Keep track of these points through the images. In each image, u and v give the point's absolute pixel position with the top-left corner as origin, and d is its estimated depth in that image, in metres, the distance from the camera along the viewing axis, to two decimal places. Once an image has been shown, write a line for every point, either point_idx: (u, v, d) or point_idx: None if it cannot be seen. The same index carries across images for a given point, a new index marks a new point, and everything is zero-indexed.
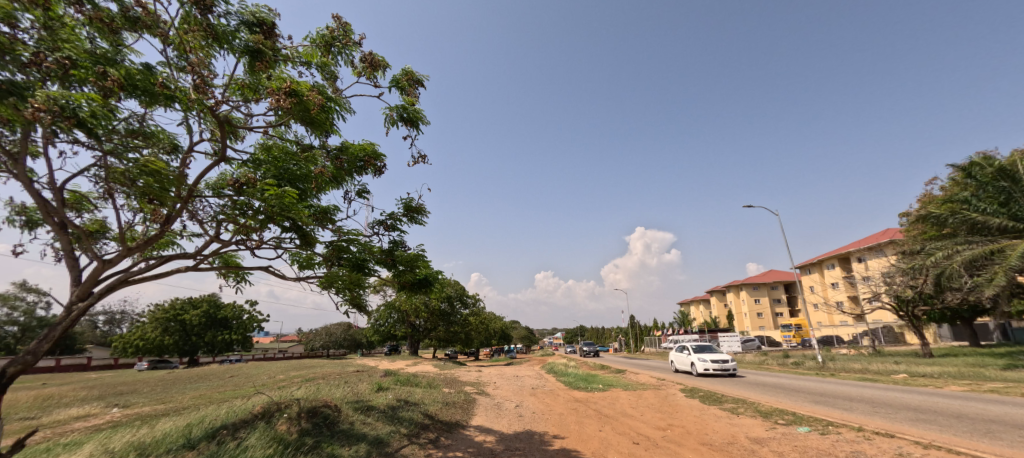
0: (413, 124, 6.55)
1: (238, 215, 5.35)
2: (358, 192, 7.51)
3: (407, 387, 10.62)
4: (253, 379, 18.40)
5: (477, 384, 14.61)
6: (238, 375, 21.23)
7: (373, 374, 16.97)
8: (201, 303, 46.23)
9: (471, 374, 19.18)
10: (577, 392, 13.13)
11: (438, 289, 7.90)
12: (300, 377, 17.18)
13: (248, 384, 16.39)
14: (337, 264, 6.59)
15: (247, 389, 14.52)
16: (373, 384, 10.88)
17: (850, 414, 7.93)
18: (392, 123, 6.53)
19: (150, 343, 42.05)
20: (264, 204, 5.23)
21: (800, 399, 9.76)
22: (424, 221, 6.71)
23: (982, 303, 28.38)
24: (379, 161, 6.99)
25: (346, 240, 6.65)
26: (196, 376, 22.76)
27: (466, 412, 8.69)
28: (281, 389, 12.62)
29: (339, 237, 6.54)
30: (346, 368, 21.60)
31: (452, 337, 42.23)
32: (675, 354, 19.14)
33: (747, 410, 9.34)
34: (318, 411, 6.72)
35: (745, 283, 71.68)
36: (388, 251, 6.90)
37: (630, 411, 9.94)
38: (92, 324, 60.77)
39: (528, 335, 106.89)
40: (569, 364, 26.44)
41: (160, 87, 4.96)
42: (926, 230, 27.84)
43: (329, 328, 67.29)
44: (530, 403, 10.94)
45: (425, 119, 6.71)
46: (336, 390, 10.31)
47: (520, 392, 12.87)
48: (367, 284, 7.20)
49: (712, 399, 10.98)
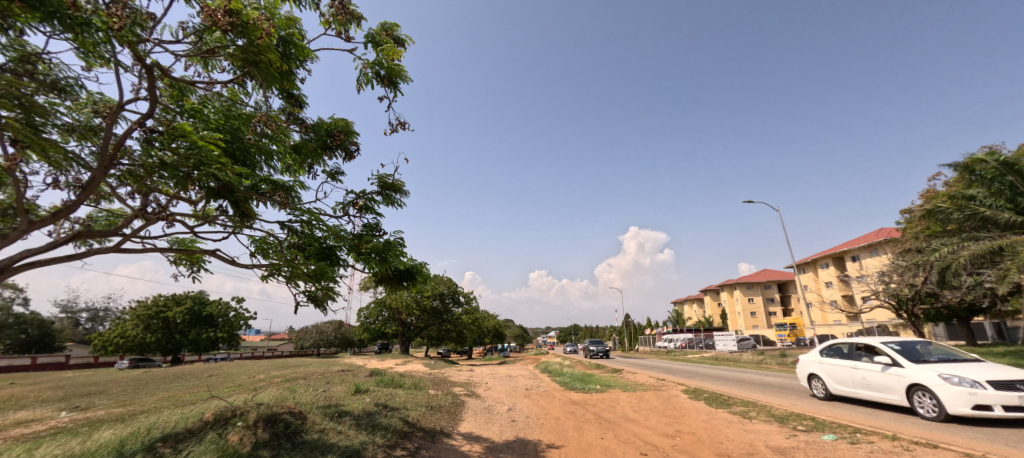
0: (392, 84, 5.65)
1: (154, 177, 4.28)
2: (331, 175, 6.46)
3: (389, 388, 9.68)
4: (231, 380, 17.33)
5: (467, 384, 13.76)
6: (218, 375, 20.16)
7: (358, 374, 16.00)
8: (185, 299, 44.87)
9: (462, 374, 18.31)
10: (573, 393, 12.33)
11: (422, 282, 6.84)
12: (281, 378, 16.19)
13: (224, 385, 15.36)
14: (299, 249, 5.68)
15: (221, 390, 13.53)
16: (351, 385, 9.92)
17: (877, 420, 7.21)
18: (367, 82, 5.62)
19: (131, 341, 40.72)
20: (182, 160, 4.14)
21: (815, 402, 9.07)
22: (402, 202, 5.62)
23: (980, 302, 28.05)
24: (351, 139, 5.89)
25: (304, 220, 5.58)
26: (173, 376, 21.67)
27: (453, 418, 7.84)
28: (254, 391, 11.66)
29: (294, 216, 5.45)
30: (331, 367, 20.65)
31: (444, 335, 41.30)
32: (820, 360, 9.38)
33: (760, 414, 8.63)
34: (277, 420, 5.69)
35: (740, 282, 71.46)
36: (360, 239, 5.85)
37: (632, 414, 9.18)
38: (73, 322, 59.01)
39: (521, 334, 106.31)
40: (564, 364, 25.65)
41: (78, 15, 3.98)
42: (927, 228, 27.41)
43: (319, 326, 66.07)
44: (523, 406, 10.13)
45: (406, 80, 5.81)
46: (312, 393, 9.37)
47: (513, 394, 12.03)
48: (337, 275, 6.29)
49: (719, 402, 10.28)
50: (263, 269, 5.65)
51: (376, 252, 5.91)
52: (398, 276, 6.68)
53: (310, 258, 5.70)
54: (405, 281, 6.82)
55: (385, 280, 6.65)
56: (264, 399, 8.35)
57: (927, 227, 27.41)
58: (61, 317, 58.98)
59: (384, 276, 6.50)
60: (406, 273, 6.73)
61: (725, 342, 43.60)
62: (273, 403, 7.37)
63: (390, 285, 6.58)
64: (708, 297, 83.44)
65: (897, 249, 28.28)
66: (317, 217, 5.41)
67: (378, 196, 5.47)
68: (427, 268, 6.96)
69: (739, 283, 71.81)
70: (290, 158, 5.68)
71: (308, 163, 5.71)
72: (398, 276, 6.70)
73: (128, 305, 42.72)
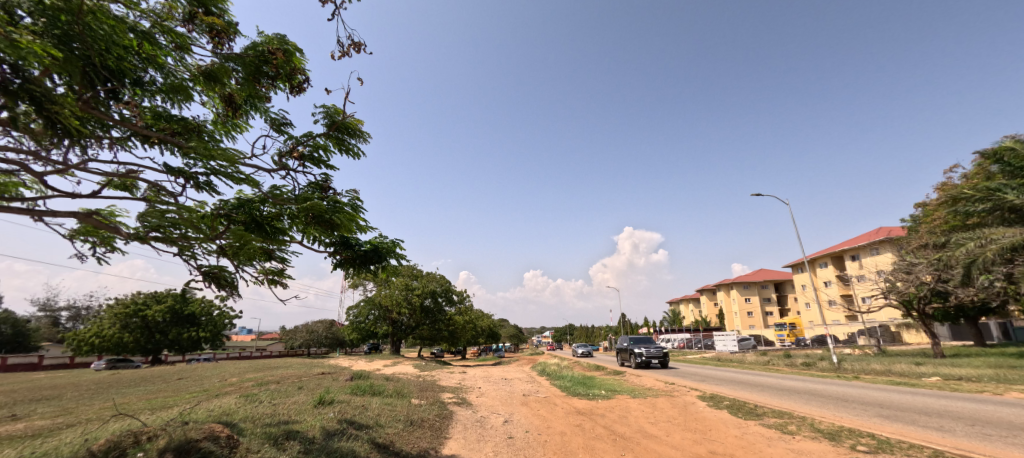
0: None
1: None
2: (275, 122, 5.45)
3: (363, 398, 8.19)
4: (200, 384, 15.72)
5: (456, 390, 12.33)
6: (188, 378, 18.51)
7: (338, 377, 14.49)
8: (166, 297, 43.03)
9: (452, 377, 16.91)
10: (577, 400, 10.95)
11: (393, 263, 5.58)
12: (252, 382, 14.61)
13: (187, 392, 13.75)
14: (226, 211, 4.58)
15: (180, 398, 11.95)
16: (316, 394, 8.42)
17: (965, 443, 5.89)
18: None
19: (107, 340, 38.79)
20: None
21: (862, 413, 7.84)
22: (358, 148, 5.07)
23: (991, 301, 27.11)
24: (291, 67, 4.97)
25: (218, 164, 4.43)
26: (140, 378, 20.04)
27: (437, 435, 6.43)
28: (213, 400, 10.14)
29: (201, 158, 4.35)
30: (312, 369, 19.08)
31: (436, 335, 39.83)
32: None
33: (804, 427, 7.35)
34: (189, 451, 4.08)
35: (737, 282, 70.58)
36: (294, 196, 4.65)
37: (649, 429, 7.82)
38: (50, 322, 56.78)
39: (516, 334, 105.17)
40: (561, 365, 24.33)
41: None
42: (941, 224, 26.36)
43: (309, 325, 64.25)
44: (521, 417, 8.75)
45: None
46: (268, 403, 7.79)
47: (510, 401, 10.61)
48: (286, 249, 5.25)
49: (747, 412, 8.97)
50: (155, 239, 4.49)
51: (319, 214, 4.58)
52: (359, 257, 5.32)
53: (233, 224, 4.60)
54: (368, 264, 5.46)
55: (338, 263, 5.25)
56: (200, 413, 6.69)
57: (941, 223, 26.37)
58: (39, 316, 56.80)
59: (339, 255, 5.20)
60: (369, 254, 5.38)
61: (725, 342, 42.45)
62: (203, 420, 5.72)
63: (344, 268, 5.23)
64: (704, 297, 82.51)
65: (908, 246, 27.32)
66: (228, 161, 4.29)
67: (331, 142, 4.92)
68: (396, 247, 5.61)
69: (737, 283, 70.86)
70: (200, 81, 4.60)
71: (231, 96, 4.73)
72: (356, 257, 5.34)
73: (105, 303, 40.74)
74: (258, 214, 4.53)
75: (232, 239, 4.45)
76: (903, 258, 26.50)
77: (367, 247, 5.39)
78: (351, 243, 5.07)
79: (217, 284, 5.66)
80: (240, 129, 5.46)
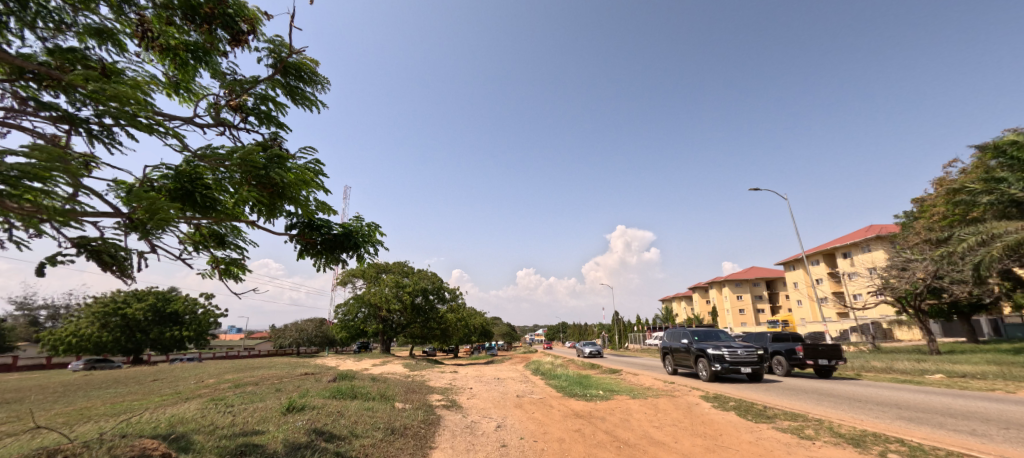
0: None
1: None
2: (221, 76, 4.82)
3: (338, 402, 7.41)
4: (172, 386, 14.76)
5: (445, 391, 11.65)
6: (164, 379, 17.53)
7: (320, 378, 13.67)
8: (147, 295, 41.64)
9: (442, 377, 16.19)
10: (574, 401, 10.30)
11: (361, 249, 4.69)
12: (228, 384, 13.68)
13: (157, 395, 12.85)
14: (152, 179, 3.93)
15: (147, 402, 11.04)
16: (286, 399, 7.61)
17: (1008, 450, 5.36)
18: None
19: (86, 340, 37.40)
20: None
21: (882, 415, 7.32)
22: (317, 84, 5.43)
23: (985, 297, 27.09)
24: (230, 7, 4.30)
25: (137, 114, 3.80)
26: (112, 380, 18.95)
27: (421, 444, 5.71)
28: (180, 404, 9.28)
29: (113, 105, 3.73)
30: (295, 370, 18.18)
31: (427, 334, 39.03)
32: None
33: (823, 431, 6.78)
34: None
35: (729, 279, 70.78)
36: (227, 155, 3.99)
37: (656, 434, 7.19)
38: (26, 321, 54.79)
39: (509, 333, 104.54)
40: (555, 364, 23.63)
41: None
42: (938, 220, 26.20)
43: (298, 324, 62.95)
44: (515, 421, 8.10)
45: None
46: (232, 410, 6.93)
47: (503, 404, 9.90)
48: (237, 231, 4.61)
49: (756, 415, 8.43)
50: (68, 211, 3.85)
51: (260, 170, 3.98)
52: (331, 243, 4.51)
53: (161, 196, 3.93)
54: (340, 252, 4.66)
55: (303, 251, 4.45)
56: (147, 424, 5.81)
57: (938, 220, 26.20)
58: (15, 316, 54.87)
59: (302, 237, 4.39)
60: (340, 239, 4.56)
61: None
62: (142, 434, 4.88)
63: (309, 254, 4.44)
64: (697, 294, 82.46)
65: (906, 242, 27.09)
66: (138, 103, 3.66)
67: (283, 76, 5.11)
68: (373, 231, 4.81)
69: (729, 280, 71.00)
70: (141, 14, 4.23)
71: (153, 39, 4.06)
72: (325, 242, 4.49)
73: (83, 301, 39.30)
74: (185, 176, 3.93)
75: (148, 209, 3.70)
76: (899, 253, 26.30)
77: (338, 230, 4.62)
78: (313, 223, 4.32)
79: (99, 262, 4.56)
80: (189, 88, 4.85)
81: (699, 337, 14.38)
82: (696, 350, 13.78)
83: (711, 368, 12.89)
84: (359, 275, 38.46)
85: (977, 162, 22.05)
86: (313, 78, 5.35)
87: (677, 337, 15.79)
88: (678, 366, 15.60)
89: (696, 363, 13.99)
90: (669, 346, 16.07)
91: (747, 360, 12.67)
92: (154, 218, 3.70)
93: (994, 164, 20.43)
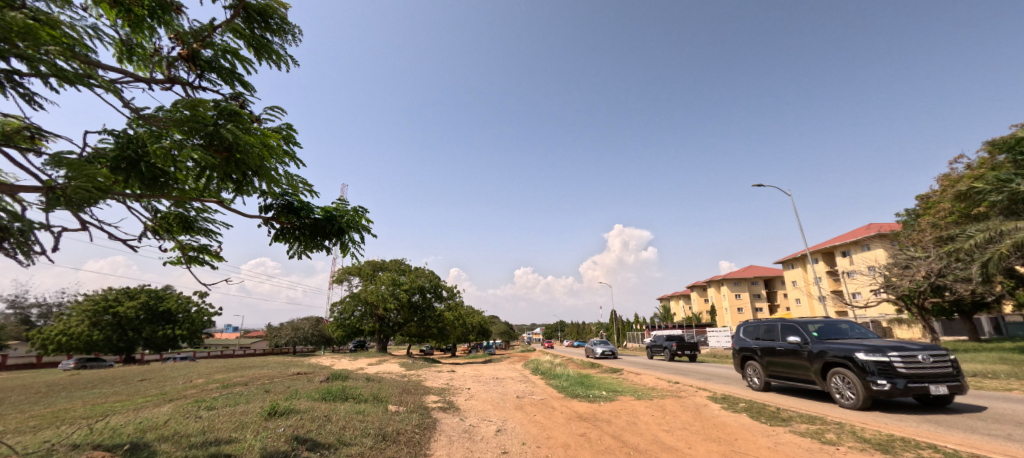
0: None
1: None
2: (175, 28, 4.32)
3: (327, 405, 6.91)
4: (159, 387, 14.21)
5: (442, 392, 11.16)
6: (151, 379, 16.94)
7: (312, 379, 13.13)
8: (139, 293, 40.99)
9: (439, 377, 15.71)
10: (577, 403, 9.84)
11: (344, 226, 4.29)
12: (216, 384, 13.15)
13: (141, 396, 12.30)
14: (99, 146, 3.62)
15: (129, 404, 10.50)
16: (270, 402, 7.10)
17: None
18: None
19: (76, 339, 36.71)
20: None
21: (907, 418, 6.91)
22: (285, 34, 5.00)
23: (989, 295, 26.80)
24: None
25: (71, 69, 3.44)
26: (98, 380, 18.32)
27: (415, 451, 5.22)
28: (160, 407, 8.75)
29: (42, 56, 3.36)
30: (287, 369, 17.61)
31: (424, 332, 38.51)
32: None
33: (847, 436, 6.36)
34: None
35: (727, 277, 70.60)
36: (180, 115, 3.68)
37: (666, 439, 6.74)
38: (17, 320, 53.89)
39: (506, 332, 104.14)
40: (555, 363, 23.18)
41: None
42: (942, 218, 25.87)
43: (294, 323, 62.30)
44: (517, 425, 7.63)
45: None
46: (210, 415, 6.41)
47: (502, 405, 9.42)
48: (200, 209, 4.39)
49: (770, 418, 8.00)
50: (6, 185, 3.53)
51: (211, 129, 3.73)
52: (311, 227, 4.02)
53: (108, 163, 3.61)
54: (320, 239, 4.18)
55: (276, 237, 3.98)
56: (112, 430, 5.28)
57: (943, 217, 25.87)
58: (5, 314, 54.01)
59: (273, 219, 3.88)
60: (319, 224, 4.05)
61: (718, 338, 41.78)
62: (100, 443, 4.35)
63: (284, 239, 3.95)
64: (695, 293, 82.20)
65: (910, 240, 26.74)
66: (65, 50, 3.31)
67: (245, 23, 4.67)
68: (358, 216, 4.35)
69: (728, 279, 70.81)
70: None
71: None
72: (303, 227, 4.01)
73: (74, 299, 38.59)
74: (130, 143, 3.68)
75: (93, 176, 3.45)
76: (903, 251, 25.97)
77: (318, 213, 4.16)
78: (286, 201, 3.90)
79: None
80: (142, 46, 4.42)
81: (817, 333, 8.96)
82: (825, 353, 8.33)
83: (867, 385, 7.41)
84: (355, 273, 37.97)
85: (984, 157, 21.74)
86: (281, 26, 4.93)
87: (771, 333, 10.34)
88: (769, 379, 10.18)
89: (822, 375, 8.53)
90: (755, 346, 10.66)
91: (939, 377, 7.13)
92: (89, 188, 3.46)
93: (1003, 160, 20.07)
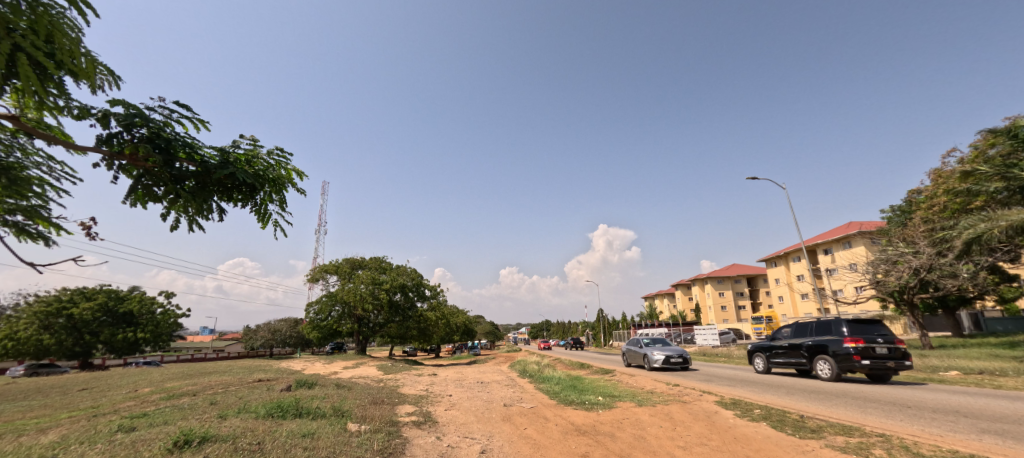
0: None
1: None
2: None
3: (261, 428, 5.40)
4: (92, 398, 12.39)
5: (422, 401, 9.90)
6: (90, 389, 15.00)
7: (273, 387, 11.62)
8: (97, 294, 38.27)
9: (419, 383, 14.36)
10: (573, 411, 8.67)
11: (250, 170, 3.21)
12: (161, 395, 11.52)
13: (64, 410, 10.53)
14: None
15: (44, 420, 8.85)
16: (187, 426, 5.56)
17: None
18: None
19: (24, 344, 33.85)
20: None
21: (959, 429, 5.97)
22: None
23: (974, 291, 26.97)
24: None
25: None
26: (33, 389, 16.29)
27: None
28: (69, 427, 7.18)
29: None
30: (250, 376, 15.97)
31: (406, 334, 36.93)
32: None
33: (899, 452, 5.35)
34: None
35: (710, 276, 71.07)
36: None
37: None
38: None
39: (491, 331, 103.02)
40: (542, 364, 22.07)
41: None
42: (933, 213, 25.73)
43: (269, 325, 59.68)
44: (506, 444, 6.32)
45: None
46: (100, 444, 4.91)
47: (487, 417, 8.14)
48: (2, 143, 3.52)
49: (797, 428, 6.93)
50: None
51: None
52: (200, 180, 2.90)
53: None
54: (216, 197, 3.06)
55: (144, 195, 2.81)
56: None
57: (934, 213, 25.73)
58: None
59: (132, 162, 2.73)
60: (209, 172, 2.93)
61: (706, 336, 41.21)
62: None
63: (152, 190, 2.79)
64: (679, 292, 82.20)
65: (902, 235, 26.53)
66: None
67: None
68: (274, 165, 3.32)
69: (712, 278, 71.13)
70: None
71: None
72: (183, 180, 2.84)
73: (23, 301, 35.66)
74: None
75: None
76: (892, 248, 25.79)
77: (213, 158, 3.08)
78: (149, 134, 2.74)
79: None
80: None
81: None
82: None
83: None
84: (333, 272, 36.27)
85: (976, 152, 21.74)
86: None
87: None
88: (774, 363, 14.50)
89: None
90: None
91: None
92: None
93: (996, 153, 19.98)
